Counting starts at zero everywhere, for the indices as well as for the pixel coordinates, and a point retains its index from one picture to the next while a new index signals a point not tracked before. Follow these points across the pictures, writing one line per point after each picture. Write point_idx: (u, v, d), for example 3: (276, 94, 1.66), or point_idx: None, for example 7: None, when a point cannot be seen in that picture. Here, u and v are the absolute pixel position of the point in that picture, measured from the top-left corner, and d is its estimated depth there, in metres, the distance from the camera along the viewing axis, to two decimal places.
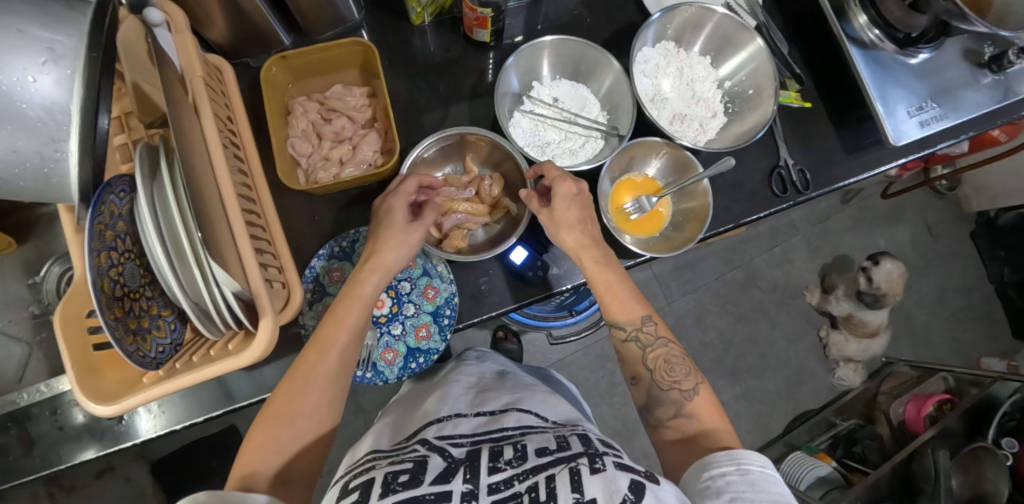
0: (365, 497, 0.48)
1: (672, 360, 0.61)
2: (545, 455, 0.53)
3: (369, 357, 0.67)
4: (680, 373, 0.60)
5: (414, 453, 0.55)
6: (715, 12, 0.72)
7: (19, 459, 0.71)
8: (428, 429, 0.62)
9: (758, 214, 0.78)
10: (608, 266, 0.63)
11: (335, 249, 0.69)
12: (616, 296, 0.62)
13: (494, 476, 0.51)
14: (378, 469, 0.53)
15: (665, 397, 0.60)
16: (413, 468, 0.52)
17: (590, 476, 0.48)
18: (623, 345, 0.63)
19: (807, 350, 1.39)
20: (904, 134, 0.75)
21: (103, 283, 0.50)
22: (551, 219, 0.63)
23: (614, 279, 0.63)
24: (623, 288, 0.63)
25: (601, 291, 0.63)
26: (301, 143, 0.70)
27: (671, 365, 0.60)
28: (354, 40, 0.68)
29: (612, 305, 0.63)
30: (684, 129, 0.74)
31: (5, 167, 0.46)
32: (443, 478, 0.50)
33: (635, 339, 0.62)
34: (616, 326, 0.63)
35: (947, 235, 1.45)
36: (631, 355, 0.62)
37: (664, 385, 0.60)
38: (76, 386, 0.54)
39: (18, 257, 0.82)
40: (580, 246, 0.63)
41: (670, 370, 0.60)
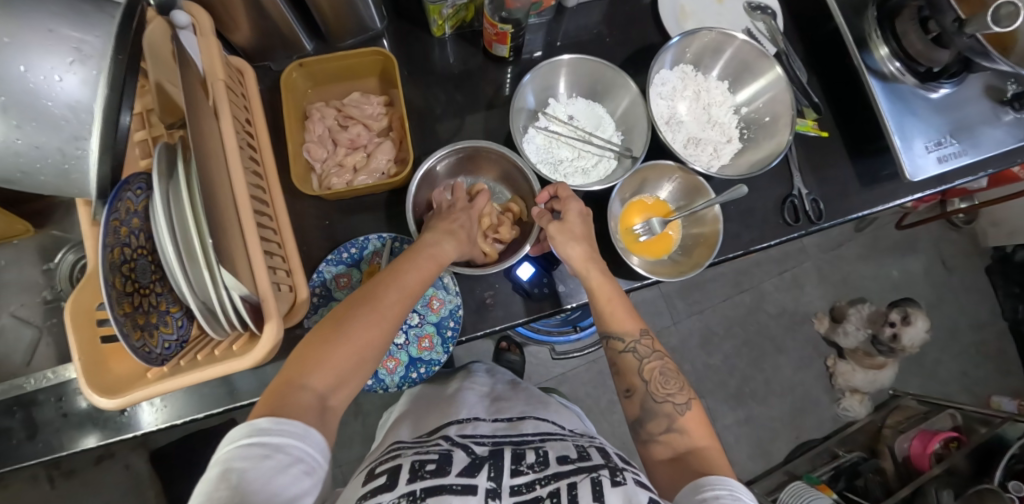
0: (394, 481, 0.51)
1: (665, 372, 0.61)
2: (566, 463, 0.55)
3: None
4: (673, 386, 0.60)
5: (438, 446, 0.58)
6: (735, 38, 0.72)
7: (22, 443, 0.72)
8: (450, 427, 0.64)
9: (768, 242, 0.77)
10: (611, 281, 0.64)
11: (343, 255, 0.69)
12: (615, 306, 0.62)
13: (517, 479, 0.53)
14: (403, 457, 0.55)
15: (658, 410, 0.59)
16: (440, 459, 0.54)
17: (611, 487, 0.50)
18: (620, 356, 0.62)
19: (813, 378, 1.37)
20: (922, 169, 0.74)
21: (115, 279, 0.51)
22: (562, 230, 0.62)
23: (616, 293, 0.63)
24: (622, 301, 0.63)
25: (601, 303, 0.63)
26: (316, 148, 0.71)
27: (665, 378, 0.60)
28: (375, 49, 0.69)
29: (608, 312, 0.63)
30: (698, 154, 0.74)
31: (27, 160, 0.47)
32: (470, 472, 0.53)
33: (633, 350, 0.62)
34: (613, 338, 0.63)
35: (962, 269, 1.43)
36: (628, 366, 0.62)
37: (658, 397, 0.59)
38: (82, 378, 0.55)
39: (35, 242, 0.84)
40: (585, 261, 0.62)
41: (664, 383, 0.60)
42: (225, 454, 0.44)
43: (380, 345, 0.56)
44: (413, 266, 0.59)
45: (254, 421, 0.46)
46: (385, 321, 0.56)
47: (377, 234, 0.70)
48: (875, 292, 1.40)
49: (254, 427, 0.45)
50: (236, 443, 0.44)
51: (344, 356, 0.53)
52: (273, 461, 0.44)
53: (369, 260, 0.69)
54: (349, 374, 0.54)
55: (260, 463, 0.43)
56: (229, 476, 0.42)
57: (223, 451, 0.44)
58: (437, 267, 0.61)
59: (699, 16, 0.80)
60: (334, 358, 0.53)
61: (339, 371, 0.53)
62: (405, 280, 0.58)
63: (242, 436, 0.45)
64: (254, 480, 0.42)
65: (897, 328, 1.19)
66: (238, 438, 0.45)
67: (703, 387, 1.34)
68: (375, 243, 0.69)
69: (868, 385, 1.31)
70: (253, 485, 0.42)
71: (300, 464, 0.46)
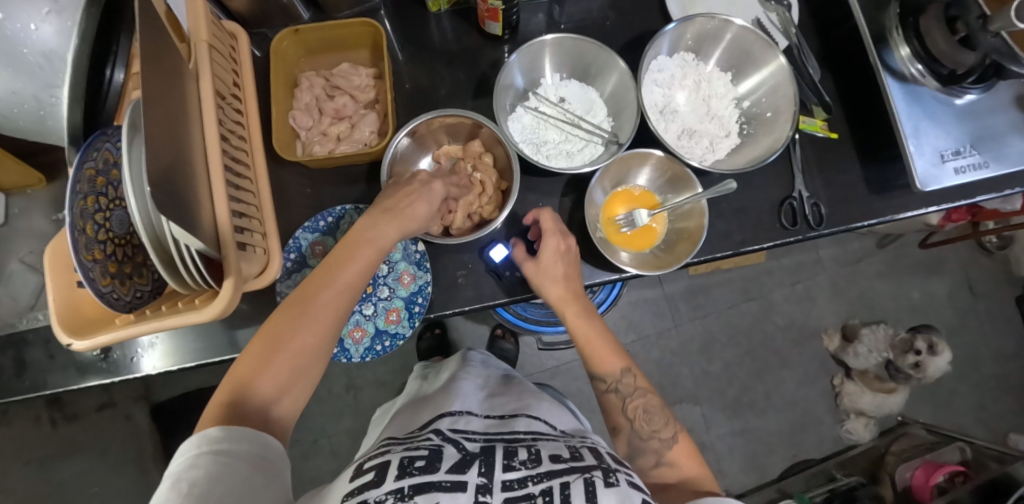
0: (382, 477, 0.49)
1: (649, 409, 0.62)
2: (559, 462, 0.54)
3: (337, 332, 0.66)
4: (658, 422, 0.62)
5: (428, 442, 0.56)
6: (735, 25, 0.68)
7: (11, 379, 0.75)
8: (442, 420, 0.63)
9: (761, 244, 0.73)
10: (593, 322, 0.66)
11: (320, 223, 0.69)
12: (601, 348, 0.65)
13: (509, 475, 0.51)
14: (392, 453, 0.53)
15: (646, 447, 0.61)
16: (429, 455, 0.52)
17: (604, 487, 0.49)
18: (604, 396, 0.65)
19: (816, 396, 1.31)
20: (934, 179, 0.69)
21: (87, 225, 0.53)
22: (537, 272, 0.63)
23: (599, 335, 0.66)
24: (603, 341, 0.65)
25: (586, 347, 0.65)
26: (302, 116, 0.70)
27: (649, 416, 0.62)
28: (365, 20, 0.68)
29: (596, 356, 0.65)
30: (691, 145, 0.71)
31: (4, 105, 0.48)
32: (459, 468, 0.51)
33: (615, 390, 0.64)
34: (597, 378, 0.65)
35: (989, 296, 1.34)
36: (612, 405, 0.64)
37: (644, 434, 0.61)
38: (54, 320, 0.58)
39: (48, 194, 0.89)
40: (567, 301, 0.64)
41: (648, 420, 0.62)
42: (177, 464, 0.44)
43: (319, 350, 0.55)
44: (347, 262, 0.56)
45: (200, 433, 0.46)
46: (320, 327, 0.54)
47: (354, 205, 0.70)
48: (892, 313, 1.32)
49: (201, 436, 0.46)
50: (186, 453, 0.45)
51: (281, 367, 0.52)
52: (229, 467, 0.44)
53: (344, 230, 0.69)
54: (290, 381, 0.53)
55: (214, 468, 0.44)
56: (182, 482, 0.42)
57: (175, 464, 0.44)
58: (377, 257, 0.58)
59: (707, 3, 0.76)
60: (269, 370, 0.52)
61: (277, 381, 0.52)
62: (338, 280, 0.56)
63: (192, 447, 0.45)
64: (208, 483, 0.42)
65: (923, 357, 1.13)
66: (188, 450, 0.45)
67: (698, 394, 1.31)
68: (352, 214, 0.69)
69: (874, 408, 1.25)
70: (206, 486, 0.42)
71: (255, 463, 0.46)
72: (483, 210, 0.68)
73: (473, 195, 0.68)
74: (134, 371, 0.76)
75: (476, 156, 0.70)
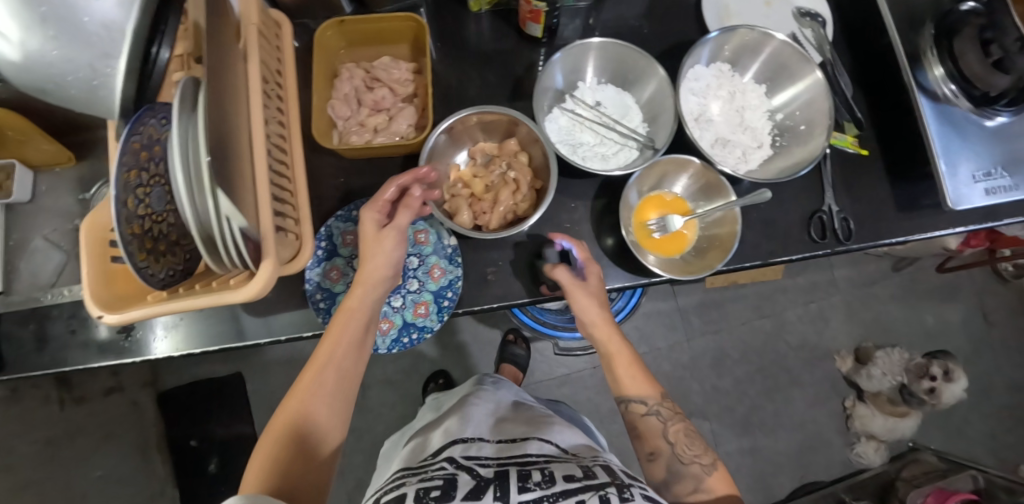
0: None
1: (690, 434, 0.63)
2: (573, 481, 0.54)
3: None
4: (699, 448, 0.62)
5: (442, 471, 0.56)
6: (774, 39, 0.69)
7: (31, 354, 0.75)
8: (454, 447, 0.62)
9: (790, 256, 0.73)
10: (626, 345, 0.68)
11: (351, 212, 0.70)
12: (632, 368, 0.67)
13: (524, 496, 0.51)
14: (408, 485, 0.55)
15: (686, 471, 0.60)
16: (444, 485, 0.53)
17: None
18: (642, 419, 0.64)
19: (827, 418, 1.30)
20: (964, 198, 0.69)
21: (129, 199, 0.53)
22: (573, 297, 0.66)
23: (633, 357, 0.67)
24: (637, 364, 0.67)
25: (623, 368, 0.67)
26: (340, 105, 0.71)
27: (691, 440, 0.62)
28: (409, 15, 0.69)
29: (626, 375, 0.67)
30: (724, 154, 0.71)
31: (57, 73, 0.47)
32: (475, 495, 0.51)
33: (655, 413, 0.64)
34: (635, 402, 0.65)
35: (1004, 325, 1.33)
36: (649, 429, 0.63)
37: (684, 458, 0.61)
38: (87, 293, 0.58)
39: (74, 173, 0.96)
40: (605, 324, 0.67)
41: (689, 444, 0.62)
42: None
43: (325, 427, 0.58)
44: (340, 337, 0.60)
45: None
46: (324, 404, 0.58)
47: None
48: (906, 338, 1.32)
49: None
50: None
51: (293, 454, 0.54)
52: None
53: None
54: (306, 466, 0.55)
55: None
56: None
57: None
58: (364, 324, 0.62)
59: (743, 17, 0.77)
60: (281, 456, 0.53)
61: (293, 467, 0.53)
62: (334, 354, 0.59)
63: None
64: None
65: (938, 383, 1.12)
66: None
67: (707, 409, 1.30)
68: None
69: (886, 432, 1.24)
70: None
71: None
72: (519, 208, 0.69)
73: (508, 194, 0.68)
74: (147, 353, 0.76)
75: (513, 153, 0.71)
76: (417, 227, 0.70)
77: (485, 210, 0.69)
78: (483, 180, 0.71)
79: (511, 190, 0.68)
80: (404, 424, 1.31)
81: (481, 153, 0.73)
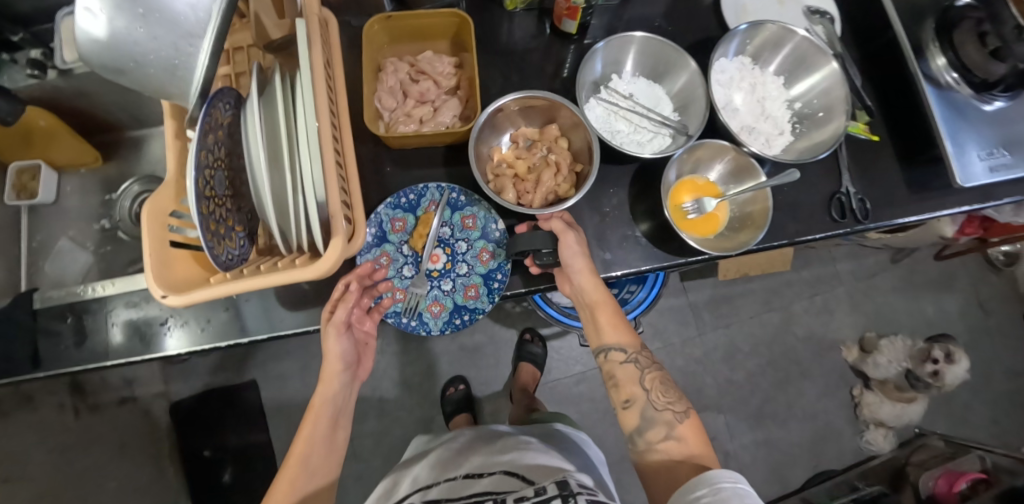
0: None
1: (666, 382, 0.67)
2: None
3: (416, 306, 0.71)
4: (673, 396, 0.66)
5: None
6: (795, 34, 0.75)
7: (69, 349, 0.74)
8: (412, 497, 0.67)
9: (814, 235, 0.78)
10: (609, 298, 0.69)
11: (402, 200, 0.73)
12: (614, 319, 0.69)
13: None
14: None
15: (659, 417, 0.64)
16: None
17: None
18: (620, 366, 0.68)
19: (836, 407, 1.34)
20: (972, 177, 0.74)
21: (199, 178, 0.54)
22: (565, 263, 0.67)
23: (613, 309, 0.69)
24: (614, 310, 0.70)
25: (603, 318, 0.69)
26: (387, 98, 0.74)
27: (665, 387, 0.66)
28: (453, 11, 0.72)
29: (607, 324, 0.69)
30: (750, 140, 0.77)
31: (141, 52, 0.49)
32: None
33: (634, 360, 0.68)
34: (617, 348, 0.68)
35: (998, 312, 1.40)
36: (627, 376, 0.67)
37: (658, 405, 0.65)
38: (149, 275, 0.56)
39: (102, 174, 0.96)
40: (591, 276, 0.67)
41: (665, 391, 0.66)
42: None
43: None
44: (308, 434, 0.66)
45: None
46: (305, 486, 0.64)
47: (436, 184, 0.74)
48: (906, 327, 1.37)
49: None
50: None
51: None
52: None
53: (425, 207, 0.73)
54: None
55: None
56: None
57: None
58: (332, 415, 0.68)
59: (760, 15, 0.83)
60: None
61: None
62: (306, 451, 0.65)
63: None
64: None
65: (941, 366, 1.17)
66: None
67: (721, 402, 1.33)
68: (434, 192, 0.73)
69: (894, 418, 1.28)
70: None
71: None
72: (559, 191, 0.72)
73: (551, 175, 0.71)
74: (154, 350, 0.74)
75: (552, 137, 0.74)
76: (464, 212, 0.74)
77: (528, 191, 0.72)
78: (525, 161, 0.74)
79: (553, 173, 0.72)
80: (423, 426, 1.31)
81: (522, 137, 0.76)
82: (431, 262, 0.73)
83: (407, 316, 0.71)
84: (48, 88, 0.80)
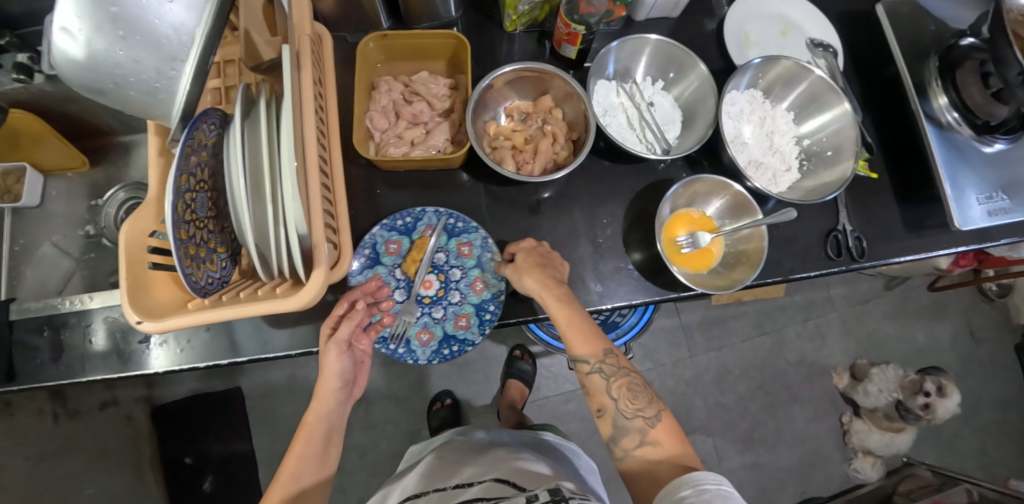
0: None
1: (633, 388, 0.62)
2: None
3: (405, 333, 0.70)
4: (642, 401, 0.62)
5: None
6: (812, 73, 0.74)
7: (45, 364, 0.72)
8: None
9: (809, 272, 0.77)
10: (571, 305, 0.64)
11: (398, 222, 0.72)
12: (578, 332, 0.63)
13: None
14: None
15: (630, 426, 0.61)
16: None
17: None
18: (587, 377, 0.64)
19: (825, 433, 1.33)
20: (971, 220, 0.73)
21: (178, 203, 0.53)
22: (515, 270, 0.65)
23: (578, 315, 0.64)
24: (584, 322, 0.64)
25: (564, 327, 0.64)
26: (378, 118, 0.72)
27: (634, 393, 0.62)
28: (449, 33, 0.70)
29: (574, 336, 0.64)
30: (757, 176, 0.75)
31: (122, 74, 0.47)
32: None
33: (599, 370, 0.63)
34: (580, 360, 0.64)
35: (990, 342, 1.40)
36: (596, 386, 0.63)
37: (628, 413, 0.61)
38: (125, 300, 0.55)
39: (88, 179, 0.94)
40: (544, 289, 0.64)
41: (633, 398, 0.62)
42: None
43: None
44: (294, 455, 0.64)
45: None
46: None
47: (433, 208, 0.73)
48: (898, 355, 1.37)
49: None
50: None
51: None
52: None
53: (421, 231, 0.72)
54: None
55: None
56: None
57: None
58: (323, 435, 0.67)
59: (762, 47, 0.81)
60: None
61: None
62: (297, 473, 0.64)
63: None
64: None
65: (933, 399, 1.15)
66: None
67: (711, 425, 1.32)
68: (431, 216, 0.72)
69: (882, 447, 1.27)
70: None
71: None
72: (559, 156, 0.73)
73: (549, 143, 0.71)
74: (133, 369, 0.72)
75: (547, 108, 0.74)
76: (460, 239, 0.72)
77: (526, 158, 0.72)
78: (522, 133, 0.74)
79: (553, 136, 0.72)
80: (409, 441, 1.29)
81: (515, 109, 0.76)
82: (423, 287, 0.72)
83: (394, 343, 0.70)
84: (34, 92, 0.78)
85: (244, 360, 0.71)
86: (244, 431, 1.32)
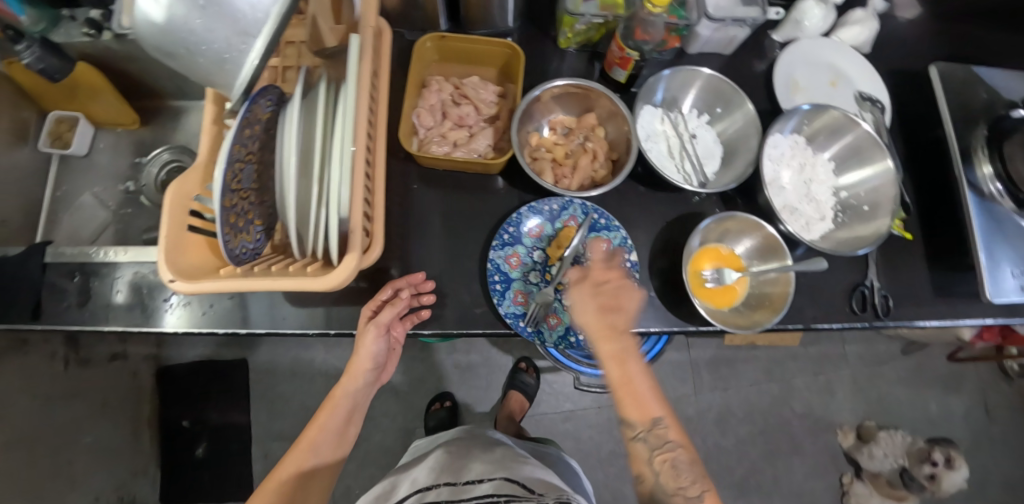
0: None
1: (678, 464, 0.60)
2: None
3: (539, 316, 0.69)
4: (686, 479, 0.59)
5: None
6: (859, 126, 0.74)
7: (70, 308, 0.74)
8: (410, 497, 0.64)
9: (831, 324, 0.76)
10: (630, 363, 0.61)
11: (546, 208, 0.74)
12: (631, 396, 0.60)
13: None
14: None
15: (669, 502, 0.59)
16: None
17: None
18: (630, 441, 0.62)
19: (822, 491, 1.31)
20: (1003, 293, 0.72)
21: (227, 172, 0.54)
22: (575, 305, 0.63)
23: (635, 377, 0.61)
24: (642, 387, 0.61)
25: (617, 386, 0.61)
26: (425, 115, 0.74)
27: (677, 471, 0.60)
28: (505, 42, 0.72)
29: (625, 399, 0.61)
30: (790, 221, 0.75)
31: (195, 41, 0.49)
32: None
33: (643, 439, 0.61)
34: (627, 423, 0.61)
35: (1004, 422, 1.36)
36: (637, 453, 0.61)
37: (668, 490, 0.59)
38: (162, 258, 0.56)
39: (136, 137, 0.97)
40: (604, 338, 0.60)
41: (676, 475, 0.59)
42: None
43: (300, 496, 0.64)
44: (317, 427, 0.67)
45: None
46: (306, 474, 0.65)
47: (580, 200, 0.74)
48: (908, 422, 1.34)
49: None
50: None
51: None
52: None
53: (565, 221, 0.74)
54: None
55: None
56: None
57: None
58: (335, 410, 0.68)
59: (810, 94, 0.82)
60: None
61: None
62: (315, 443, 0.66)
63: None
64: None
65: (940, 469, 1.23)
66: None
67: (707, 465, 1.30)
68: (576, 207, 0.74)
69: None
70: None
71: None
72: (597, 174, 0.73)
73: (588, 160, 0.73)
74: (152, 324, 0.73)
75: (591, 126, 0.75)
76: (601, 235, 0.73)
77: (564, 173, 0.73)
78: (563, 147, 0.75)
79: (593, 154, 0.73)
80: (403, 437, 1.29)
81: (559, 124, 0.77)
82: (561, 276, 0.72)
83: (529, 324, 0.69)
84: (100, 47, 0.81)
85: (258, 331, 0.72)
86: (243, 404, 1.33)
